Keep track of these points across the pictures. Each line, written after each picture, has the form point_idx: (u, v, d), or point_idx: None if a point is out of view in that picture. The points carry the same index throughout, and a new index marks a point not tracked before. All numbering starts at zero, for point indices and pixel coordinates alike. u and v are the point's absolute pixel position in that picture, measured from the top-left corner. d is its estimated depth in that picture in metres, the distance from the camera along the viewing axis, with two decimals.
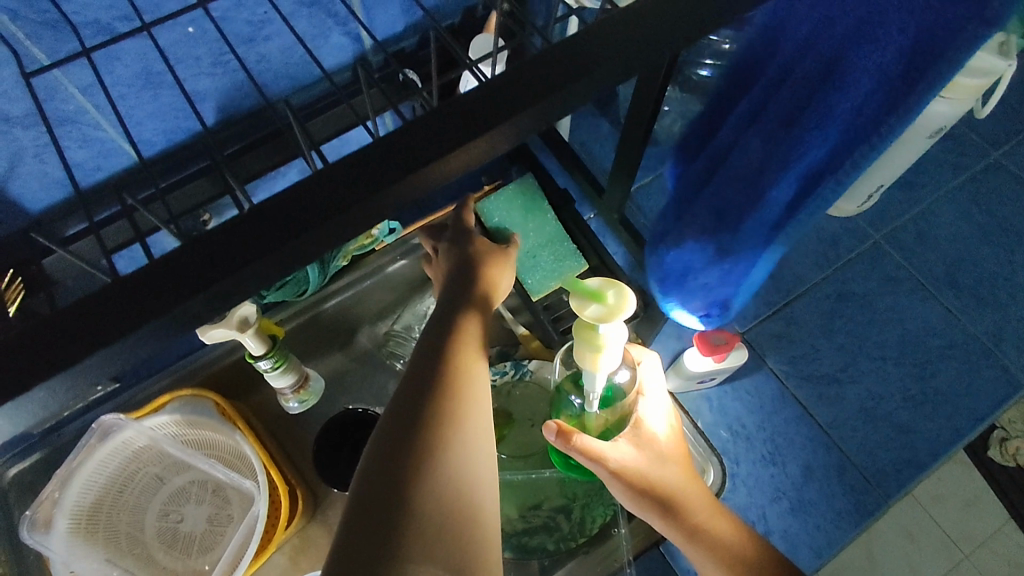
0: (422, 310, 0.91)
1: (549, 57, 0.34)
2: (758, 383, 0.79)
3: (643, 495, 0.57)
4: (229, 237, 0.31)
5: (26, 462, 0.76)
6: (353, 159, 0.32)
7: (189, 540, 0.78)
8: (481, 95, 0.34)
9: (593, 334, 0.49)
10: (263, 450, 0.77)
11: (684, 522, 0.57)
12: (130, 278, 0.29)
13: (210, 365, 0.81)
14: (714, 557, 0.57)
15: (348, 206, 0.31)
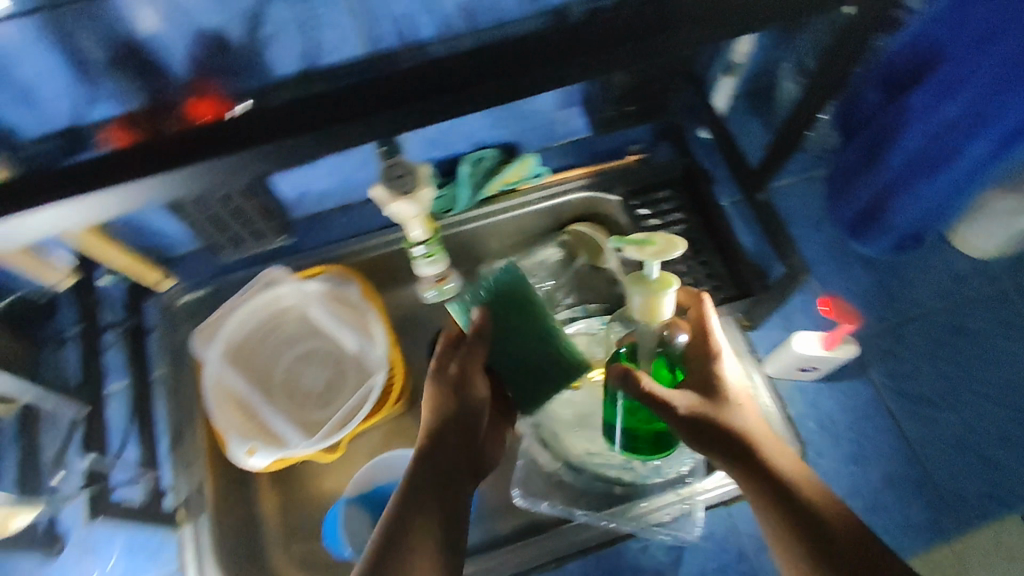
0: (541, 258, 0.97)
1: (686, 8, 0.58)
2: (855, 387, 0.83)
3: (717, 442, 0.58)
4: (429, 72, 0.59)
5: (195, 292, 0.88)
6: (539, 40, 0.59)
7: (309, 395, 0.89)
8: (636, 21, 0.59)
9: (649, 279, 0.56)
10: (389, 334, 0.85)
11: (757, 471, 0.58)
12: (380, 82, 0.59)
13: (361, 252, 0.91)
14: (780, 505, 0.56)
15: (530, 66, 0.58)
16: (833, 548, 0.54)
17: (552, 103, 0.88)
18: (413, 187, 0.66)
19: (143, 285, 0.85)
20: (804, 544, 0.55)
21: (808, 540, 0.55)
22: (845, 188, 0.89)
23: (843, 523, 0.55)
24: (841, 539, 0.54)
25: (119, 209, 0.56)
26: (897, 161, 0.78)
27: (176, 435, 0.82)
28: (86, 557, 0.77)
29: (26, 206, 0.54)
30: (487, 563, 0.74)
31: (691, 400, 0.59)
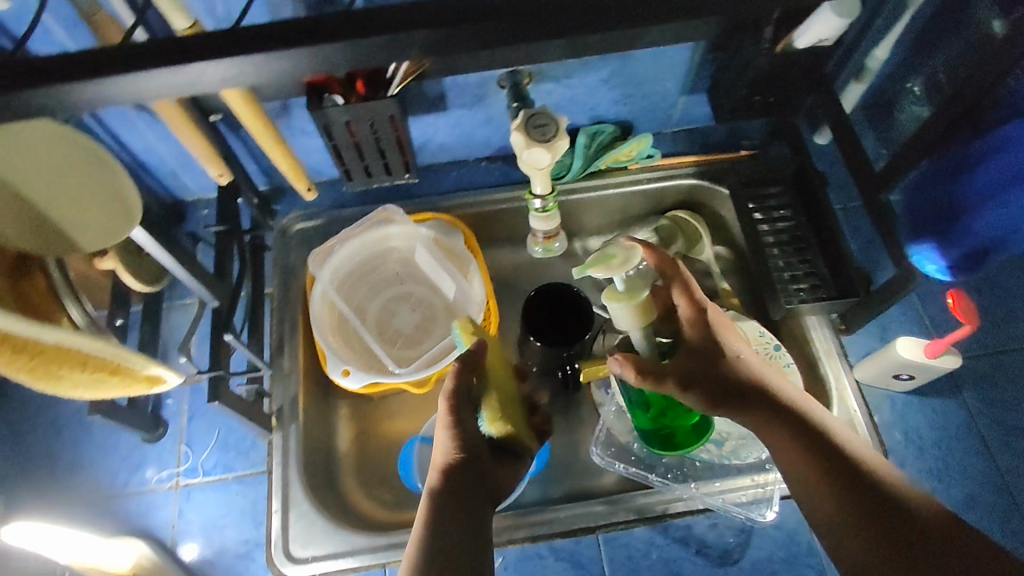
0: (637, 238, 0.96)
1: None
2: (947, 406, 0.81)
3: (765, 417, 0.61)
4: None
5: (310, 222, 0.93)
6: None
7: (399, 333, 0.91)
8: None
9: (621, 294, 0.65)
10: (487, 282, 0.88)
11: (813, 445, 0.59)
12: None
13: (469, 207, 0.95)
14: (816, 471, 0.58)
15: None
16: (900, 521, 0.54)
17: (679, 87, 0.90)
18: (552, 138, 0.70)
19: (294, 188, 0.84)
20: (868, 518, 0.55)
21: (870, 513, 0.55)
22: (925, 215, 0.85)
23: (911, 493, 0.56)
24: (886, 509, 0.55)
25: (281, 76, 0.50)
26: (992, 173, 0.77)
27: (278, 347, 0.86)
28: (182, 446, 0.81)
29: (188, 57, 0.47)
30: (565, 516, 0.76)
31: (727, 377, 0.61)
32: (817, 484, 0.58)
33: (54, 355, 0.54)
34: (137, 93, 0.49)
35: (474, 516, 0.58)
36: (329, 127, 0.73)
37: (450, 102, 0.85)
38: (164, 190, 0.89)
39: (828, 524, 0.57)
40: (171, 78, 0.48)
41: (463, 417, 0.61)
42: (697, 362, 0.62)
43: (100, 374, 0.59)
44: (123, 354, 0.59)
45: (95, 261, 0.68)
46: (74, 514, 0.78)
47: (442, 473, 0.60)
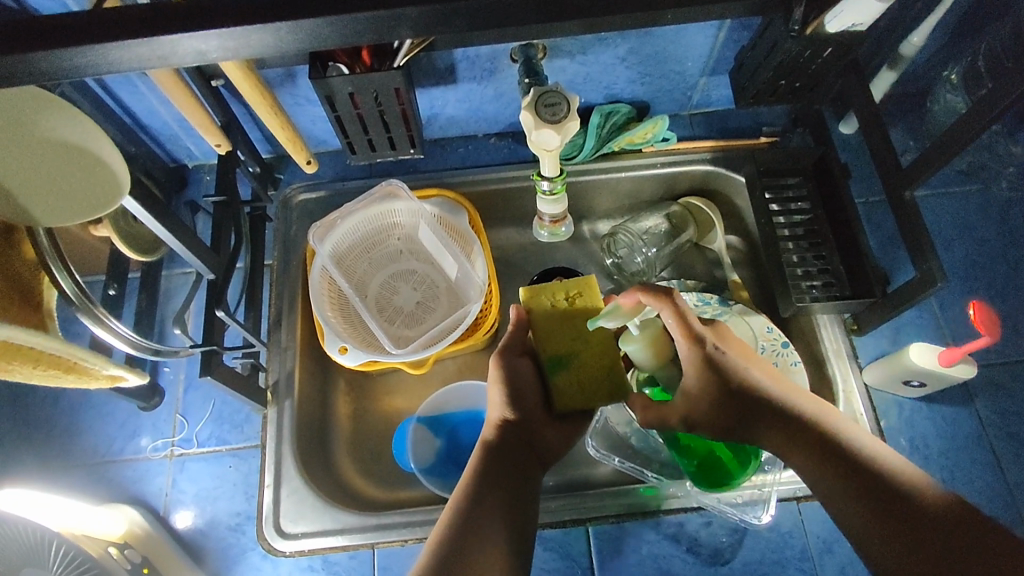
0: (644, 227, 0.92)
1: None
2: (958, 415, 0.79)
3: (781, 436, 0.61)
4: None
5: (312, 193, 0.91)
6: None
7: (398, 312, 0.90)
8: None
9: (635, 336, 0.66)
10: (491, 265, 0.87)
11: (832, 461, 0.59)
12: None
13: (474, 184, 0.92)
14: (836, 475, 0.58)
15: None
16: (925, 531, 0.54)
17: (700, 68, 0.86)
18: (564, 119, 0.67)
19: (293, 160, 0.83)
20: (892, 529, 0.55)
21: (895, 526, 0.55)
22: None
23: (924, 492, 0.56)
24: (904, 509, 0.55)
25: (276, 51, 0.45)
26: None
27: (275, 320, 0.85)
28: (177, 416, 0.81)
29: (171, 25, 0.42)
30: (557, 505, 0.76)
31: (735, 406, 0.61)
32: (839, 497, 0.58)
33: (4, 351, 0.53)
34: (117, 65, 0.44)
35: (520, 475, 0.64)
36: (331, 98, 0.70)
37: (460, 75, 0.82)
38: (166, 154, 0.88)
39: (848, 522, 0.57)
40: (147, 52, 0.43)
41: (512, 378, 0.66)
42: (707, 384, 0.62)
43: (53, 371, 0.59)
44: (81, 354, 0.59)
45: (90, 228, 0.67)
46: (70, 478, 0.78)
47: (497, 428, 0.66)
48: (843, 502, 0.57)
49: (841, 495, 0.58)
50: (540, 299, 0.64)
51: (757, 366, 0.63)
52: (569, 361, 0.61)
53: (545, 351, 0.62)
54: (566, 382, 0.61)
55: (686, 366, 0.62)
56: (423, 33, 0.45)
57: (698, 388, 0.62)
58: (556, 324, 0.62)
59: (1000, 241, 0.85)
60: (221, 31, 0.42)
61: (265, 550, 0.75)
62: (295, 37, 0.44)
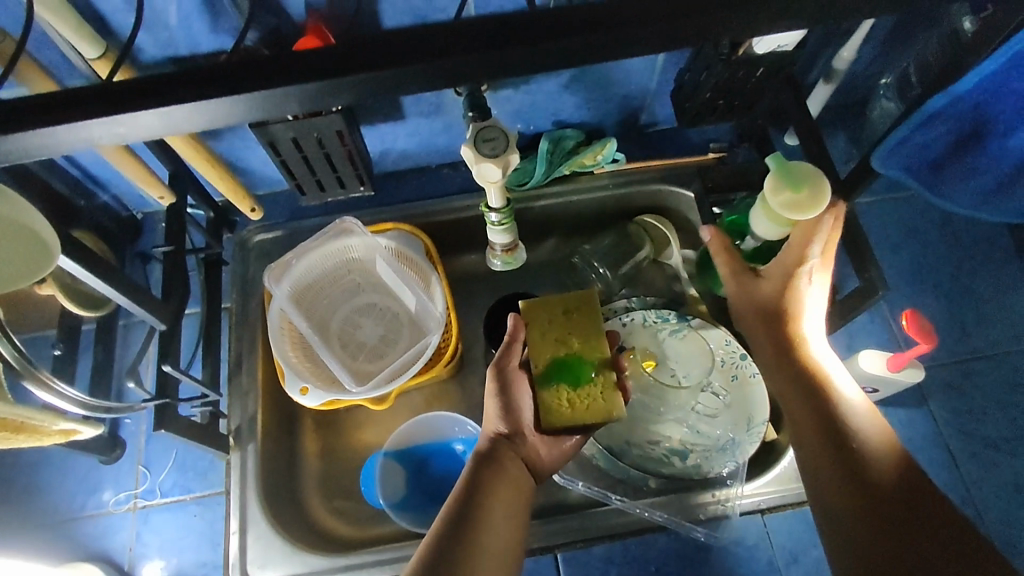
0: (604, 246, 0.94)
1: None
2: (914, 418, 0.80)
3: (789, 384, 0.66)
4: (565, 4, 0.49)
5: (269, 234, 0.91)
6: None
7: (361, 347, 0.90)
8: None
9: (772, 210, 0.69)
10: (450, 295, 0.87)
11: (831, 433, 0.62)
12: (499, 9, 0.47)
13: (430, 216, 0.93)
14: (823, 432, 0.63)
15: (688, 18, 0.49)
16: (896, 519, 0.56)
17: (643, 90, 0.88)
18: (502, 154, 0.67)
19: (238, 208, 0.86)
20: (865, 509, 0.58)
21: (867, 502, 0.58)
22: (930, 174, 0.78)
23: (904, 487, 0.58)
24: (874, 491, 0.58)
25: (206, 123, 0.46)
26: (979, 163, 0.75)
27: (236, 364, 0.85)
28: (140, 467, 0.80)
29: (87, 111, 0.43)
30: (526, 535, 0.76)
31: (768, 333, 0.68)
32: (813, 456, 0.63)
33: None
34: (36, 148, 0.44)
35: (512, 485, 0.64)
36: (274, 144, 0.71)
37: (406, 111, 0.83)
38: (116, 204, 0.87)
39: (824, 484, 0.61)
40: (69, 126, 0.43)
41: (507, 388, 0.68)
42: (766, 300, 0.68)
43: (6, 435, 0.58)
44: (27, 413, 0.58)
45: (36, 288, 0.67)
46: (31, 538, 0.77)
47: (492, 440, 0.67)
48: (827, 473, 0.61)
49: (823, 451, 0.62)
50: (540, 316, 0.67)
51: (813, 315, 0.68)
52: (569, 372, 0.64)
53: (542, 365, 0.64)
54: (556, 398, 0.63)
55: (769, 275, 0.69)
56: (338, 92, 0.46)
57: (767, 294, 0.68)
58: (553, 335, 0.65)
59: (944, 243, 0.87)
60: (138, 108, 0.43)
61: None
62: (214, 102, 0.44)
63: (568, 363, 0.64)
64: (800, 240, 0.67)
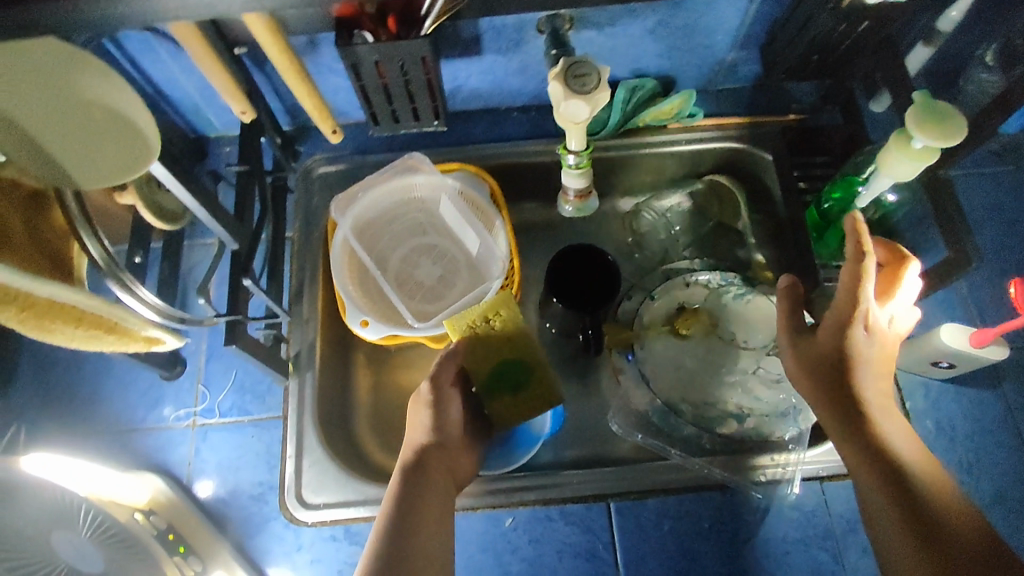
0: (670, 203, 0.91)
1: None
2: (984, 398, 0.78)
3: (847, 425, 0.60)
4: None
5: (333, 167, 0.90)
6: None
7: (418, 288, 0.89)
8: None
9: (912, 147, 0.66)
10: (513, 240, 0.85)
11: (891, 477, 0.58)
12: None
13: (496, 159, 0.91)
14: (882, 475, 0.58)
15: None
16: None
17: (730, 42, 0.84)
18: (593, 89, 0.65)
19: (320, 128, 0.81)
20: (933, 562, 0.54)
21: (932, 550, 0.54)
22: None
23: (969, 531, 0.55)
24: (931, 543, 0.54)
25: None
26: None
27: (296, 293, 0.85)
28: (200, 386, 0.81)
29: None
30: (576, 481, 0.76)
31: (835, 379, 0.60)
32: (893, 536, 0.56)
33: (43, 309, 0.53)
34: None
35: (441, 489, 0.64)
36: (356, 67, 0.69)
37: (485, 46, 0.81)
38: (185, 124, 0.87)
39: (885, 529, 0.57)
40: None
41: (441, 400, 0.67)
42: (829, 347, 0.60)
43: (94, 332, 0.58)
44: (120, 312, 0.57)
45: (116, 195, 0.67)
46: (95, 444, 0.79)
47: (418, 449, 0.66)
48: (885, 520, 0.57)
49: (880, 495, 0.58)
50: (467, 329, 0.68)
51: (880, 371, 0.60)
52: (507, 379, 0.68)
53: (480, 380, 0.68)
54: (506, 402, 0.69)
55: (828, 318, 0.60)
56: None
57: (825, 339, 0.60)
58: (487, 355, 0.67)
59: None
60: None
61: (287, 520, 0.75)
62: None
63: (507, 368, 0.68)
64: (853, 283, 0.58)
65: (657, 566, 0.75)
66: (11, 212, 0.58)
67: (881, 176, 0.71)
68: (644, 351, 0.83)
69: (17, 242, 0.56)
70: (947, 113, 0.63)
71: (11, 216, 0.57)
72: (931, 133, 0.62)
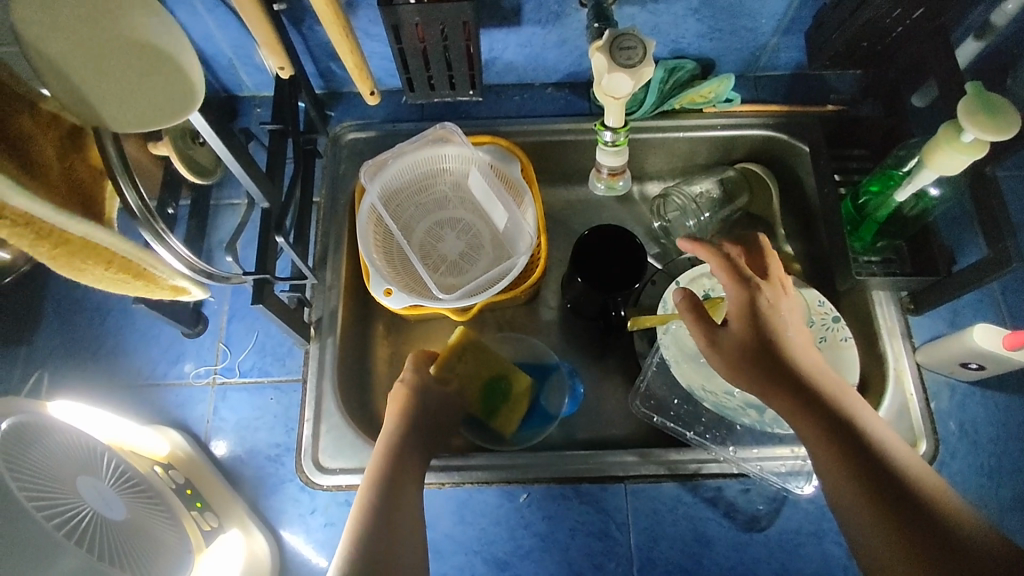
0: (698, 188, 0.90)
1: None
2: (1010, 404, 0.77)
3: (786, 407, 0.60)
4: None
5: (362, 134, 0.89)
6: None
7: (442, 261, 0.88)
8: None
9: (961, 141, 0.64)
10: (542, 217, 0.84)
11: (846, 453, 0.56)
12: None
13: (528, 135, 0.90)
14: (832, 453, 0.56)
15: None
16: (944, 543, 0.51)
17: (775, 25, 0.82)
18: (639, 64, 0.64)
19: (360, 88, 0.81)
20: (909, 537, 0.52)
21: (906, 523, 0.52)
22: None
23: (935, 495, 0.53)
24: (898, 514, 0.53)
25: None
26: None
27: (321, 258, 0.84)
28: (221, 345, 0.81)
29: None
30: (594, 462, 0.76)
31: (762, 362, 0.61)
32: (864, 513, 0.54)
33: (77, 248, 0.54)
34: None
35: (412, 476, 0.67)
36: (397, 29, 0.68)
37: (525, 17, 0.79)
38: (218, 82, 0.86)
39: (857, 513, 0.55)
40: None
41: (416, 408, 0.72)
42: (740, 332, 0.62)
43: (122, 276, 0.59)
44: (145, 257, 0.58)
45: (150, 146, 0.66)
46: (115, 396, 0.79)
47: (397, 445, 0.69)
48: (851, 503, 0.55)
49: (836, 478, 0.56)
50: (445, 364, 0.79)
51: (801, 355, 0.61)
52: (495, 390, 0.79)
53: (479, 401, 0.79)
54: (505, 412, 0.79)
55: (732, 307, 0.63)
56: None
57: (739, 327, 0.62)
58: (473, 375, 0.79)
59: None
60: None
61: (303, 482, 0.75)
62: None
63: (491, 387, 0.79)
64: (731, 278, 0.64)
65: (669, 550, 0.74)
66: (46, 144, 0.54)
67: (926, 171, 0.69)
68: (666, 335, 0.80)
69: (52, 174, 0.53)
70: (1001, 106, 0.62)
71: (46, 148, 0.54)
72: (982, 126, 0.61)
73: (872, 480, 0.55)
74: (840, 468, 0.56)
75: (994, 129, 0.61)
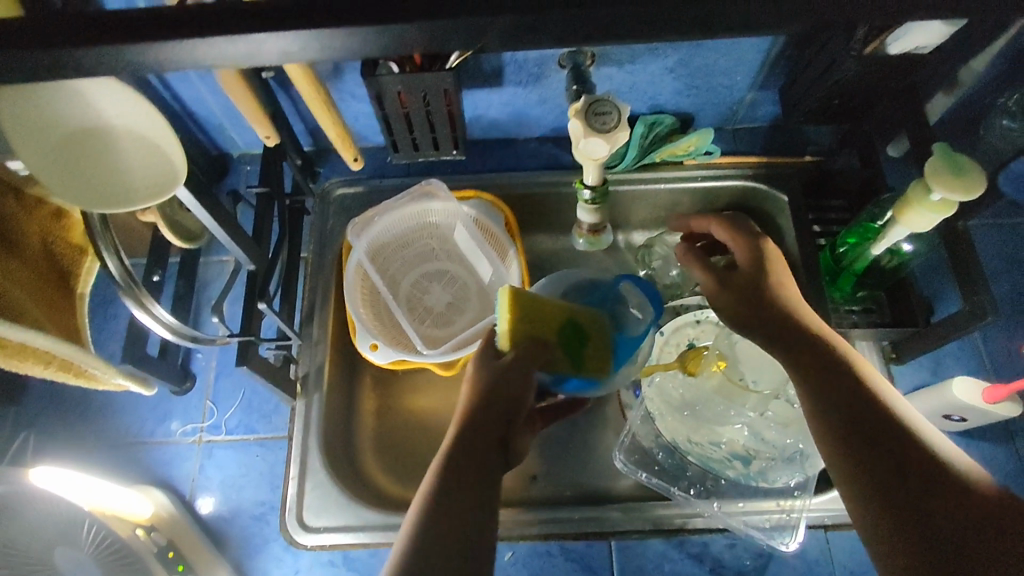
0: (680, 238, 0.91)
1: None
2: (996, 454, 0.77)
3: (798, 356, 0.58)
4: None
5: (350, 189, 0.91)
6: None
7: (429, 312, 0.89)
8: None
9: (933, 199, 0.65)
10: (526, 270, 0.85)
11: (854, 410, 0.56)
12: None
13: (512, 188, 0.92)
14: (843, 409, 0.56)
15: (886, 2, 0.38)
16: (948, 504, 0.51)
17: (748, 83, 0.85)
18: (613, 128, 0.66)
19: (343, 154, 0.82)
20: (913, 497, 0.52)
21: (917, 484, 0.52)
22: None
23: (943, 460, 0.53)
24: (904, 473, 0.53)
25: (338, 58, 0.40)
26: None
27: (309, 313, 0.85)
28: (208, 402, 0.82)
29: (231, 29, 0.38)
30: (579, 518, 0.76)
31: (774, 311, 0.60)
32: (861, 472, 0.54)
33: (18, 353, 0.57)
34: (166, 65, 0.40)
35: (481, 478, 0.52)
36: (381, 97, 0.70)
37: (506, 78, 0.82)
38: (210, 142, 0.89)
39: (858, 471, 0.54)
40: (231, 52, 0.39)
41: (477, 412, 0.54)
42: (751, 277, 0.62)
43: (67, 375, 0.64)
44: (90, 361, 0.63)
45: (138, 214, 0.68)
46: (102, 456, 0.79)
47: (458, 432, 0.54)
48: (855, 462, 0.54)
49: (844, 436, 0.55)
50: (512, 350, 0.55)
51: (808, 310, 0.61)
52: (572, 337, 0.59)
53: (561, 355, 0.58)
54: (593, 349, 0.60)
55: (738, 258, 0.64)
56: (509, 44, 0.40)
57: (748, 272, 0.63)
58: (554, 330, 0.57)
59: None
60: (301, 33, 0.38)
61: (287, 542, 0.75)
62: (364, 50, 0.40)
63: (568, 340, 0.59)
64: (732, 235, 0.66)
65: None
66: (30, 224, 0.63)
67: (898, 227, 0.71)
68: (651, 386, 0.80)
69: (29, 253, 0.62)
70: (967, 166, 0.63)
71: (29, 229, 0.63)
72: (950, 186, 0.62)
73: (883, 438, 0.54)
74: (849, 426, 0.55)
75: (962, 188, 0.63)
